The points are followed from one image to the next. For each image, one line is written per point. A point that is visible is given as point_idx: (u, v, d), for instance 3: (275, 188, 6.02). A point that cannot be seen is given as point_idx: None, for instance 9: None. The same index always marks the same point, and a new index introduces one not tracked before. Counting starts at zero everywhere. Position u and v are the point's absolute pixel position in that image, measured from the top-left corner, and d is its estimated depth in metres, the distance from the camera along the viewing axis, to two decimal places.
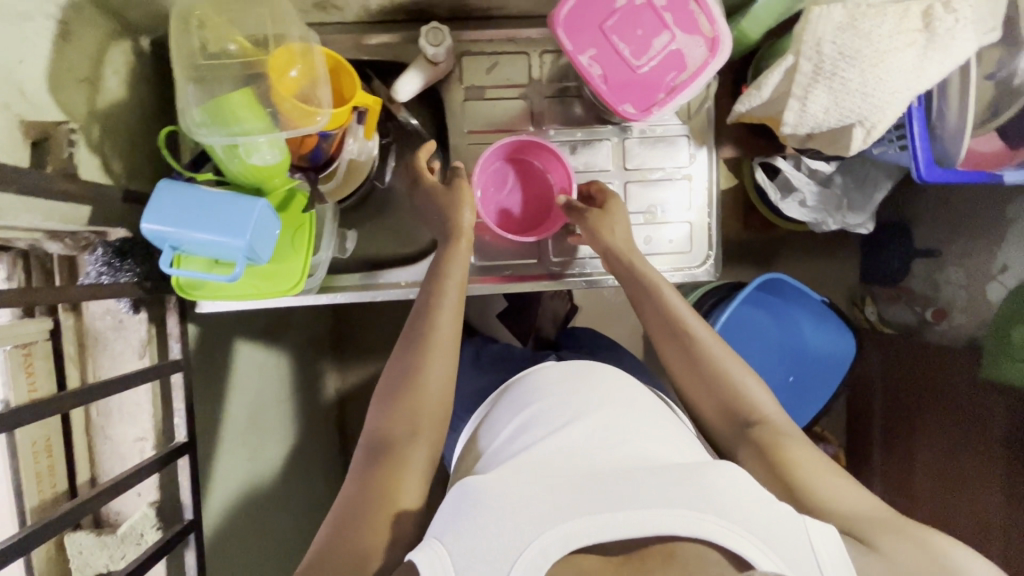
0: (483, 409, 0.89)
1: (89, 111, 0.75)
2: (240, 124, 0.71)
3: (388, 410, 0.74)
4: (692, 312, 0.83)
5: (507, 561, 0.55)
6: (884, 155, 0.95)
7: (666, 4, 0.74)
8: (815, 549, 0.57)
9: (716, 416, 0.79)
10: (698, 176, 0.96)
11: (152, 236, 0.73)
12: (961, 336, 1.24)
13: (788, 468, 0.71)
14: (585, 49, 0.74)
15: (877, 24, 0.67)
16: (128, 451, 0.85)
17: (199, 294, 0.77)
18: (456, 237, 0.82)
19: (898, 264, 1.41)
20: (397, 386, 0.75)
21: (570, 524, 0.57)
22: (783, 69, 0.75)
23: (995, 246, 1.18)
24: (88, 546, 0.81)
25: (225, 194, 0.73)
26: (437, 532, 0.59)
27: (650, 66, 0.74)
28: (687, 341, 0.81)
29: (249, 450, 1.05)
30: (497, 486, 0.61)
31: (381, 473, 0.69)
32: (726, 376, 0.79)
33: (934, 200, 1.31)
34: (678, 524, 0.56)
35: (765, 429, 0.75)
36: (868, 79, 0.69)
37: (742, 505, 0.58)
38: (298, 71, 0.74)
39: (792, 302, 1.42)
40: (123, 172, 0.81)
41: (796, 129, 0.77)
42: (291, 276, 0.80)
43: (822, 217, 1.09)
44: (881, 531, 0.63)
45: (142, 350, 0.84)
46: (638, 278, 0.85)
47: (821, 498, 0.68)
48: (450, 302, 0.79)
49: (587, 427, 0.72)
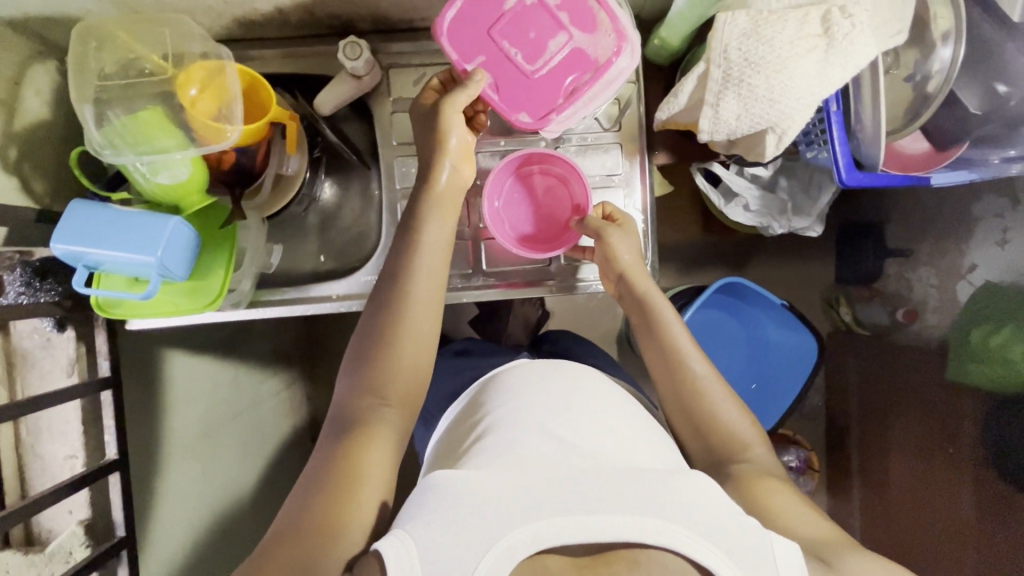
0: (444, 420, 0.87)
1: (5, 133, 0.76)
2: (154, 142, 0.72)
3: (365, 374, 0.71)
4: (689, 341, 0.80)
5: (475, 555, 0.54)
6: (818, 159, 0.94)
7: (559, 4, 0.76)
8: (778, 564, 0.55)
9: (694, 441, 0.76)
10: (632, 183, 0.95)
11: (65, 256, 0.73)
12: (932, 336, 1.22)
13: (761, 488, 0.69)
14: (473, 57, 0.76)
15: (778, 31, 0.67)
16: (58, 469, 0.85)
17: (116, 312, 0.77)
18: (428, 181, 0.77)
19: (871, 265, 1.39)
20: (366, 351, 0.72)
21: (541, 522, 0.55)
22: (696, 76, 0.74)
23: (963, 245, 1.17)
24: (15, 564, 0.81)
25: (137, 213, 0.74)
26: (405, 523, 0.57)
27: (545, 71, 0.77)
28: (681, 367, 0.78)
29: (200, 463, 1.04)
30: (466, 486, 0.59)
31: (346, 442, 0.66)
32: (714, 410, 0.76)
33: (902, 201, 1.30)
34: (645, 531, 0.54)
35: (746, 469, 0.72)
36: (774, 85, 0.68)
37: (710, 519, 0.57)
38: (197, 90, 0.75)
39: (756, 305, 1.41)
40: (46, 193, 0.82)
41: (712, 136, 0.75)
42: (212, 290, 0.80)
43: (766, 222, 1.08)
44: (845, 552, 0.61)
45: (71, 368, 0.85)
46: (631, 285, 0.84)
47: (788, 521, 0.66)
48: (427, 261, 0.75)
49: (556, 435, 0.69)
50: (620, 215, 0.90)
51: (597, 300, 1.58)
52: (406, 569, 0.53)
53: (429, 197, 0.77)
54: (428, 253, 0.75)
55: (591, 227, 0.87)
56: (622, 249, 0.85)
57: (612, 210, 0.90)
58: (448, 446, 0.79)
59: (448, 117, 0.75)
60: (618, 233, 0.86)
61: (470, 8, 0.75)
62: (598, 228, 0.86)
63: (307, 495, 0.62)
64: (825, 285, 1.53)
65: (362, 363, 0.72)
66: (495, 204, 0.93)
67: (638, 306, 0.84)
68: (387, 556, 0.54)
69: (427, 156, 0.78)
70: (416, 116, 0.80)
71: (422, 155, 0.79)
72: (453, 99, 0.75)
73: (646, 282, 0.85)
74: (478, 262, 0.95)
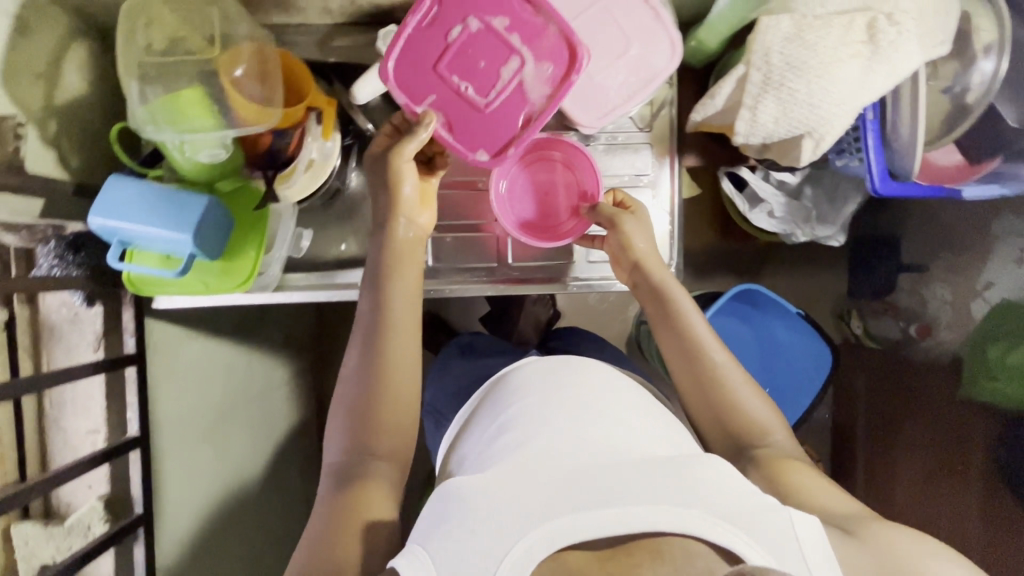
0: (454, 423, 0.86)
1: (46, 107, 0.76)
2: (191, 121, 0.73)
3: (359, 420, 0.70)
4: (708, 331, 0.79)
5: (495, 559, 0.55)
6: (847, 168, 0.94)
7: (509, 26, 0.69)
8: (800, 539, 0.56)
9: (715, 433, 0.76)
10: (661, 184, 0.95)
11: (101, 231, 0.73)
12: (945, 352, 1.20)
13: (782, 473, 0.70)
14: (423, 97, 0.69)
15: (822, 36, 0.67)
16: (80, 443, 0.86)
17: (150, 289, 0.79)
18: (394, 216, 0.77)
19: (885, 279, 1.39)
20: (354, 391, 0.72)
21: (560, 521, 0.56)
22: (735, 79, 0.74)
23: (983, 260, 1.14)
24: (34, 536, 0.83)
25: (171, 191, 0.74)
26: (420, 539, 0.58)
27: (500, 100, 0.69)
28: (701, 358, 0.77)
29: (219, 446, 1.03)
30: (480, 489, 0.59)
31: (348, 485, 0.66)
32: (734, 399, 0.76)
33: (917, 217, 1.29)
34: (664, 519, 0.55)
35: (769, 453, 0.73)
36: (815, 90, 0.68)
37: (729, 499, 0.58)
38: (242, 70, 0.75)
39: (769, 313, 1.41)
40: (81, 168, 0.82)
41: (748, 139, 0.75)
42: (242, 271, 0.80)
43: (790, 229, 1.08)
44: (864, 523, 0.63)
45: (97, 344, 0.85)
46: (647, 274, 0.82)
47: (807, 497, 0.67)
48: (401, 292, 0.75)
49: (570, 427, 0.69)
50: (633, 202, 0.89)
51: (610, 302, 1.58)
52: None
53: (390, 245, 0.77)
54: (402, 287, 0.76)
55: (606, 215, 0.85)
56: (637, 237, 0.84)
57: (624, 197, 0.89)
58: (465, 437, 0.79)
59: (398, 165, 0.74)
60: (637, 225, 0.84)
61: (407, 49, 0.69)
62: (613, 215, 0.85)
63: (315, 543, 0.62)
64: (839, 297, 1.53)
65: (362, 401, 0.71)
66: (503, 187, 0.92)
67: (655, 297, 0.81)
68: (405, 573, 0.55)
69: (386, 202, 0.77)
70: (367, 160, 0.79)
71: (378, 204, 0.78)
72: (402, 146, 0.73)
73: (662, 270, 0.83)
74: (504, 255, 0.97)
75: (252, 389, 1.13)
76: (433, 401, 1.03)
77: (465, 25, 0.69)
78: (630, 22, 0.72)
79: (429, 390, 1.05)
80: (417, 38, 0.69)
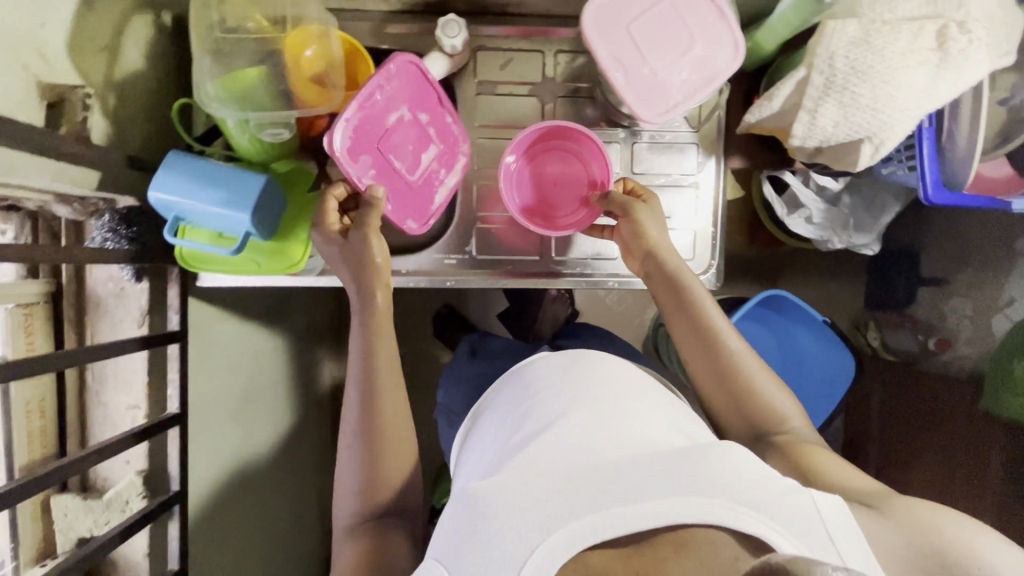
0: (462, 429, 0.85)
1: (106, 80, 0.76)
2: (255, 101, 0.72)
3: (369, 468, 0.71)
4: (722, 318, 0.80)
5: (513, 565, 0.51)
6: (892, 176, 0.94)
7: (430, 120, 0.82)
8: (825, 519, 0.54)
9: (733, 420, 0.76)
10: (705, 184, 0.96)
11: (158, 204, 0.74)
12: (962, 368, 1.21)
13: (807, 456, 0.69)
14: (364, 171, 0.78)
15: (890, 41, 0.68)
16: (120, 419, 0.86)
17: (201, 266, 0.78)
18: (373, 286, 0.77)
19: (905, 291, 1.39)
20: (357, 444, 0.73)
21: (580, 521, 0.53)
22: (795, 81, 0.74)
23: (1002, 279, 1.16)
24: (73, 508, 0.81)
25: (231, 168, 0.75)
26: (435, 554, 0.55)
27: (423, 177, 0.83)
28: (718, 347, 0.78)
29: (241, 428, 1.03)
30: (496, 487, 0.57)
31: (364, 537, 0.68)
32: (750, 382, 0.76)
33: (938, 230, 1.29)
34: (687, 510, 0.52)
35: (788, 439, 0.72)
36: (879, 95, 0.69)
37: (754, 489, 0.55)
38: (313, 51, 0.74)
39: (790, 318, 1.40)
40: (135, 143, 0.82)
41: (804, 142, 0.76)
42: (292, 254, 0.81)
43: (827, 235, 1.08)
44: (887, 498, 0.60)
45: (141, 320, 0.85)
46: (661, 262, 0.82)
47: (830, 476, 0.66)
48: (379, 328, 0.77)
49: (581, 417, 0.66)
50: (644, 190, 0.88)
51: (628, 303, 1.59)
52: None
53: (373, 317, 0.77)
54: (385, 333, 0.77)
55: (618, 201, 0.84)
56: (650, 227, 0.83)
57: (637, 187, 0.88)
58: (479, 425, 0.79)
59: (373, 243, 0.77)
60: (650, 217, 0.84)
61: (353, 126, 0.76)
62: (625, 199, 0.84)
63: None
64: (855, 310, 1.54)
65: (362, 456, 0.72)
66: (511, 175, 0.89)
67: (670, 284, 0.82)
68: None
69: (360, 275, 0.77)
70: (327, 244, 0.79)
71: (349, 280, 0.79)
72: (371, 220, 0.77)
73: (675, 258, 0.83)
74: (548, 249, 0.95)
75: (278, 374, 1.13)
76: (449, 397, 1.02)
77: (399, 113, 0.80)
78: (697, 21, 0.73)
79: (447, 386, 1.04)
80: (363, 119, 0.77)
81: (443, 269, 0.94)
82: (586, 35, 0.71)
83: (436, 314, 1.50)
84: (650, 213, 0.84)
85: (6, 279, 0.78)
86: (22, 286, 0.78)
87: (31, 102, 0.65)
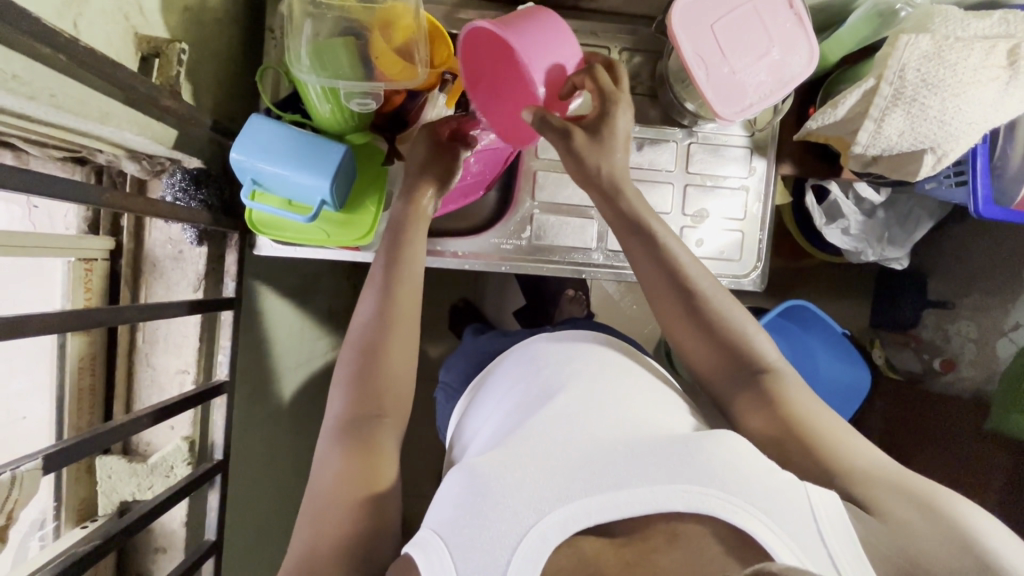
0: (461, 404, 0.84)
1: (192, 39, 0.76)
2: (338, 70, 0.72)
3: (359, 386, 0.69)
4: (692, 262, 0.72)
5: (507, 547, 0.50)
6: (935, 191, 0.96)
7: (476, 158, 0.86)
8: (817, 517, 0.50)
9: (709, 364, 0.70)
10: (755, 187, 0.97)
11: (238, 167, 0.74)
12: (966, 389, 1.19)
13: (793, 413, 0.64)
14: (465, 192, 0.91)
15: (960, 58, 0.71)
16: (169, 382, 0.86)
17: (269, 231, 0.81)
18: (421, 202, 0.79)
19: (909, 314, 1.35)
20: (362, 367, 0.70)
21: (576, 504, 0.52)
22: (863, 90, 0.76)
23: (1010, 302, 1.14)
24: (118, 470, 0.82)
25: (311, 136, 0.75)
26: (432, 527, 0.54)
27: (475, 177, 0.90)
28: (690, 287, 0.70)
29: (267, 404, 1.03)
30: (498, 461, 0.56)
31: (349, 452, 0.65)
32: (726, 323, 0.69)
33: (947, 249, 1.28)
34: (677, 499, 0.51)
35: (773, 379, 0.67)
36: (947, 107, 0.74)
37: (746, 476, 0.53)
38: (409, 25, 0.74)
39: (810, 330, 1.30)
40: (211, 106, 0.82)
41: (868, 149, 0.79)
42: (364, 225, 0.82)
43: (862, 247, 1.11)
44: (881, 490, 0.56)
45: (197, 283, 0.85)
46: (618, 218, 0.73)
47: (827, 449, 0.61)
48: (406, 296, 0.74)
49: (579, 392, 0.66)
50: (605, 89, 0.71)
51: None
52: (438, 566, 0.50)
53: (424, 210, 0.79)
54: (409, 304, 0.74)
55: (557, 126, 0.70)
56: (591, 158, 0.71)
57: (601, 84, 0.71)
58: (479, 399, 0.79)
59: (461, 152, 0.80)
60: (599, 150, 0.71)
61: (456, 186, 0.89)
62: (566, 125, 0.70)
63: (314, 507, 0.62)
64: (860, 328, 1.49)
65: (365, 399, 0.68)
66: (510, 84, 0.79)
67: (636, 245, 0.72)
68: (420, 561, 0.51)
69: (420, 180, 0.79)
70: (417, 138, 0.80)
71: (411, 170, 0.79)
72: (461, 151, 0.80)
73: (644, 208, 0.73)
74: (604, 237, 0.95)
75: (300, 354, 1.11)
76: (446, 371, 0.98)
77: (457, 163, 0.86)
78: (775, 25, 0.76)
79: (449, 361, 1.00)
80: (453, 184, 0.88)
81: (497, 252, 0.95)
82: (673, 30, 0.74)
83: (454, 308, 1.43)
84: (596, 146, 0.71)
85: (71, 233, 0.79)
86: (86, 240, 0.78)
87: (127, 52, 0.65)
